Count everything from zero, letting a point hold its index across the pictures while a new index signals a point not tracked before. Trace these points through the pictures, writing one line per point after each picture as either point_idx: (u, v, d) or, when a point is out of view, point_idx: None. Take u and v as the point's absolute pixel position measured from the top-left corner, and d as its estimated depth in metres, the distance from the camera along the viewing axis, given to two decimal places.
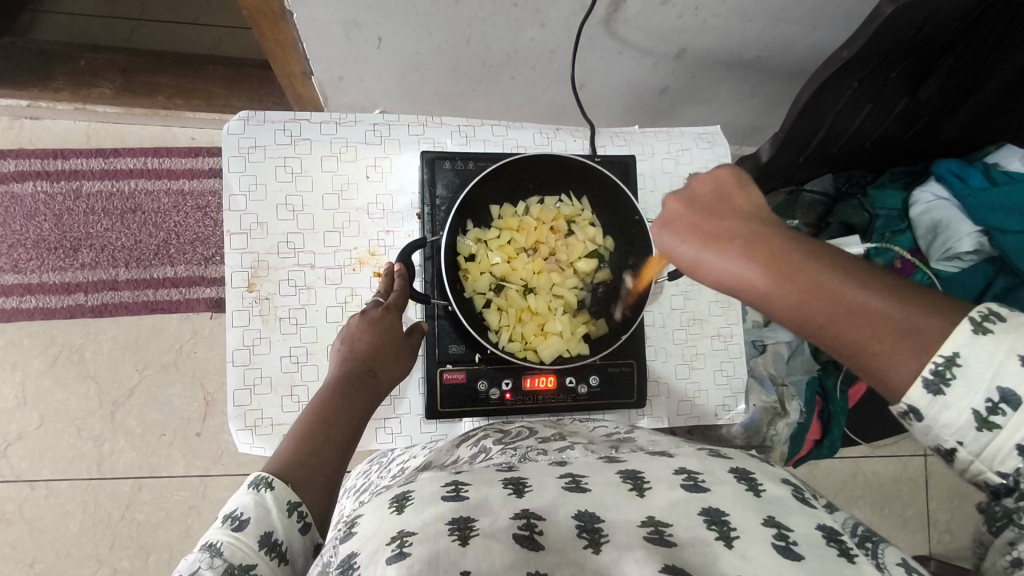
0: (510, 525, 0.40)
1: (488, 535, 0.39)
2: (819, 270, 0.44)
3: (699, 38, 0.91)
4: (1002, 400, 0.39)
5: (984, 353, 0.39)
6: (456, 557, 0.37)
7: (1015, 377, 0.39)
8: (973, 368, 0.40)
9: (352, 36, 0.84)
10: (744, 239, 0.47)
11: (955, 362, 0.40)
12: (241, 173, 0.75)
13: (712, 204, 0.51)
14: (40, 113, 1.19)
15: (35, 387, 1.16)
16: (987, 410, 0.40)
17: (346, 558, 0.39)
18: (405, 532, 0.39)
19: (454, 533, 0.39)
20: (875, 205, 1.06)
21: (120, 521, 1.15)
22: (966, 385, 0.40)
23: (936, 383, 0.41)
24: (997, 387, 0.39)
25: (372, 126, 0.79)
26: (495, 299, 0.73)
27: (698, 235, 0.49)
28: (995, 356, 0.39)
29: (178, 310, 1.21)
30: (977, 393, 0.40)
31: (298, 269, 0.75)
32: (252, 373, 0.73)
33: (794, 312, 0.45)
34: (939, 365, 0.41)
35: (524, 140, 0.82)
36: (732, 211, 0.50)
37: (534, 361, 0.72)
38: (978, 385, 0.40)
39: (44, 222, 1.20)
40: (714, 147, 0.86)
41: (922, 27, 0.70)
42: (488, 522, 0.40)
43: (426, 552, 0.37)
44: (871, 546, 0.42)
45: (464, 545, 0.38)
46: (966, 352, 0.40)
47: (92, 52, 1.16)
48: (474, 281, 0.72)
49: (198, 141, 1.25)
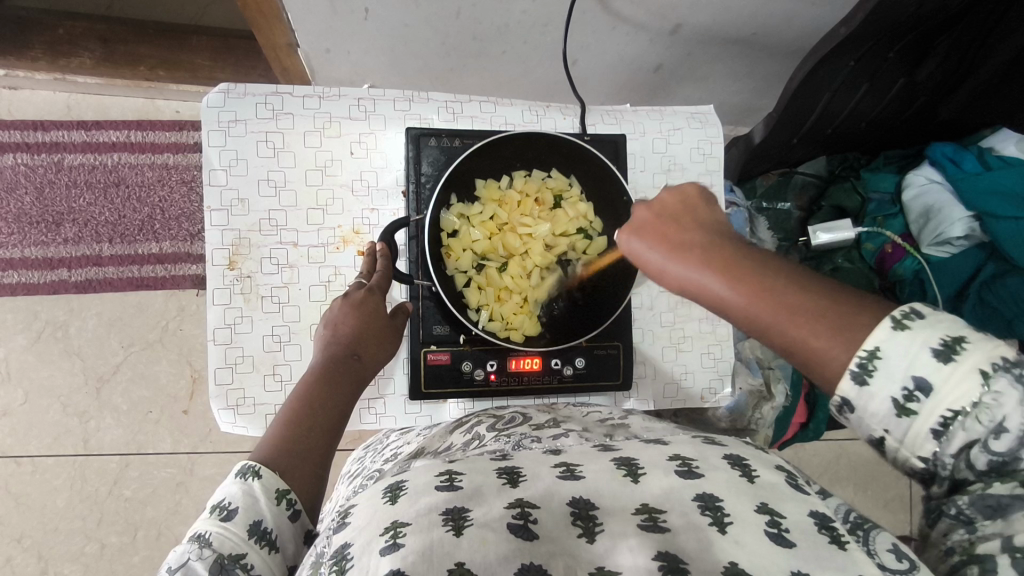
0: (504, 515, 0.39)
1: (482, 525, 0.38)
2: (763, 274, 0.45)
3: (695, 14, 0.88)
4: (917, 389, 0.39)
5: (901, 346, 0.39)
6: (450, 548, 0.36)
7: (929, 367, 0.38)
8: (892, 361, 0.39)
9: (338, 7, 0.82)
10: (701, 248, 0.48)
11: (876, 356, 0.40)
12: (221, 148, 0.73)
13: (679, 211, 0.52)
14: (19, 83, 1.16)
15: (20, 362, 1.15)
16: (904, 398, 0.39)
17: (339, 549, 0.39)
18: (399, 523, 0.38)
19: (448, 523, 0.38)
20: (868, 187, 1.05)
21: (108, 497, 1.15)
22: (887, 377, 0.39)
23: (861, 375, 0.40)
24: (913, 378, 0.39)
25: (356, 101, 0.77)
26: (475, 277, 0.72)
27: (662, 244, 0.50)
28: (910, 349, 0.39)
29: (164, 286, 1.20)
30: (894, 384, 0.39)
31: (279, 246, 0.74)
32: (233, 352, 0.72)
33: (742, 315, 0.45)
34: (863, 359, 0.40)
35: (513, 117, 0.80)
36: (695, 220, 0.51)
37: (515, 341, 0.71)
38: (896, 376, 0.39)
39: (25, 196, 1.18)
40: (705, 127, 0.84)
41: (921, 5, 0.68)
42: (482, 512, 0.39)
43: (420, 543, 0.36)
44: (862, 534, 0.41)
45: (459, 534, 0.37)
46: (886, 346, 0.39)
47: (71, 20, 1.12)
48: (456, 258, 0.71)
49: (182, 114, 1.23)
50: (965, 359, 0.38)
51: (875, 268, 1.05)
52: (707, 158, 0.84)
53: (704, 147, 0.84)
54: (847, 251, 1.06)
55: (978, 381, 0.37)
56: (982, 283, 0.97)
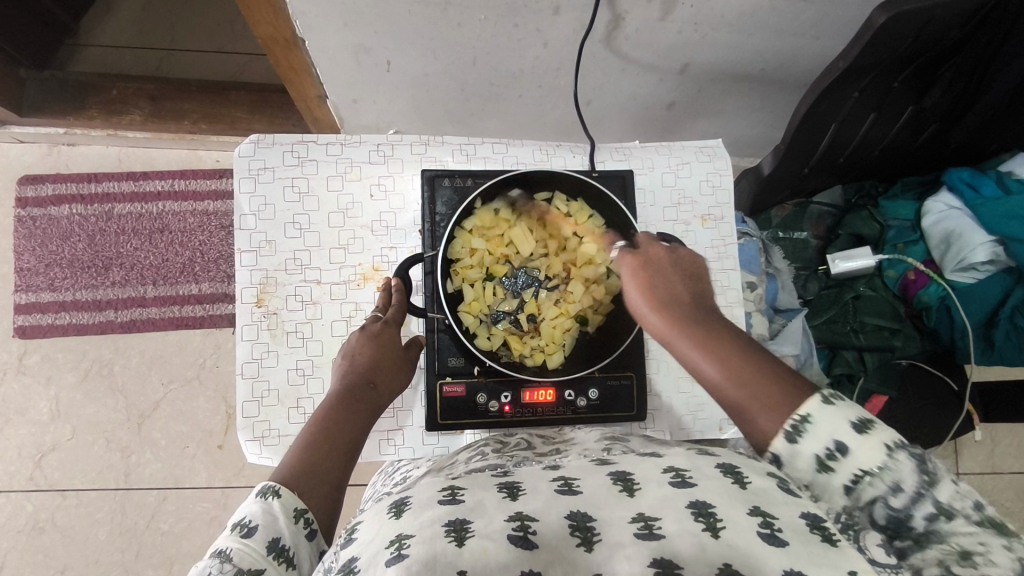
0: (504, 527, 0.40)
1: (483, 535, 0.39)
2: (718, 348, 0.55)
3: (702, 53, 0.91)
4: (837, 450, 0.46)
5: (828, 417, 0.47)
6: (453, 558, 0.38)
7: (849, 434, 0.46)
8: (818, 426, 0.47)
9: (362, 60, 0.87)
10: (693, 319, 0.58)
11: (807, 421, 0.48)
12: (251, 194, 0.78)
13: (678, 286, 0.62)
14: (76, 139, 1.26)
15: (68, 400, 1.22)
16: (826, 456, 0.47)
17: (348, 562, 0.40)
18: (403, 536, 0.40)
19: (450, 534, 0.39)
20: (886, 216, 1.06)
21: (146, 530, 1.18)
22: (814, 440, 0.47)
23: (792, 435, 0.48)
24: (834, 441, 0.47)
25: (376, 146, 0.82)
26: (487, 289, 0.74)
27: (653, 304, 0.60)
28: (834, 420, 0.47)
29: (202, 325, 1.26)
30: (818, 443, 0.47)
31: (304, 284, 0.78)
32: (260, 386, 0.76)
33: (701, 367, 0.55)
34: (795, 423, 0.48)
35: (524, 157, 0.84)
36: (693, 295, 0.61)
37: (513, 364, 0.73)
38: (821, 438, 0.47)
39: (78, 242, 1.27)
40: (714, 160, 0.86)
41: (919, 35, 0.69)
42: (483, 523, 0.40)
43: (424, 553, 0.38)
44: (852, 533, 0.43)
45: (460, 546, 0.39)
46: (816, 415, 0.48)
47: (124, 82, 1.22)
48: (470, 270, 0.73)
49: (222, 163, 1.30)
50: (877, 432, 0.46)
51: (898, 295, 1.06)
52: (717, 191, 0.86)
53: (713, 179, 0.86)
54: (869, 279, 1.06)
55: (885, 451, 0.45)
56: (1012, 307, 0.99)
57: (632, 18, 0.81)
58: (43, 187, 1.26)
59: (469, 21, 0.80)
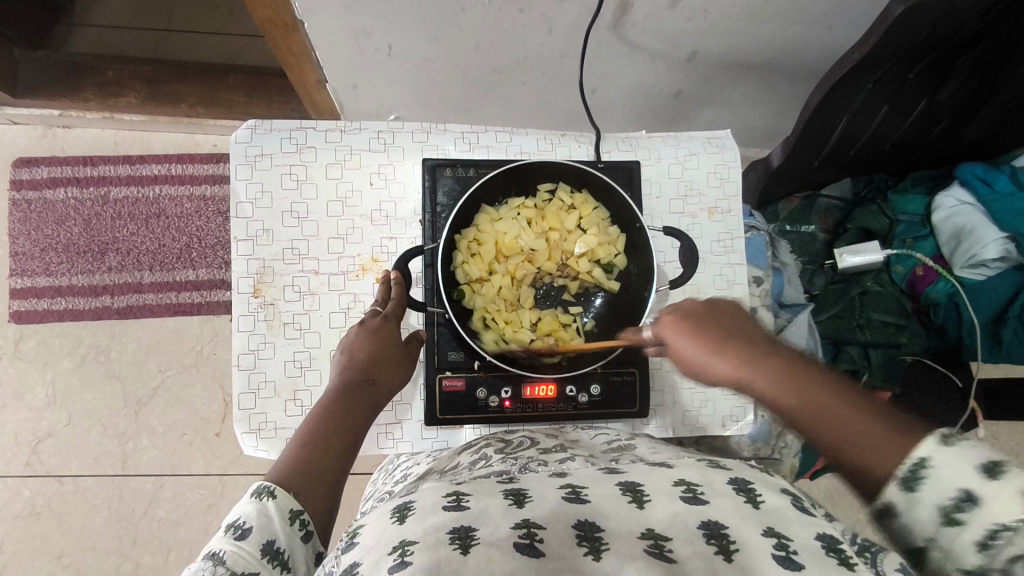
0: (512, 534, 0.39)
1: (490, 543, 0.38)
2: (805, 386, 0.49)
3: (712, 41, 0.89)
4: (965, 500, 0.40)
5: (950, 461, 0.41)
6: (457, 566, 0.36)
7: (975, 481, 0.40)
8: (941, 472, 0.41)
9: (363, 44, 0.85)
10: (746, 347, 0.54)
11: (924, 465, 0.42)
12: (248, 181, 0.76)
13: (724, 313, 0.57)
14: (71, 122, 1.23)
15: (64, 386, 1.21)
16: (952, 508, 0.40)
17: (350, 567, 0.39)
18: (406, 542, 0.38)
19: (454, 542, 0.38)
20: (897, 210, 1.04)
21: (143, 517, 1.18)
22: (935, 487, 0.41)
23: (909, 482, 0.42)
24: (961, 489, 0.40)
25: (376, 134, 0.80)
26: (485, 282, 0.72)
27: (705, 334, 0.55)
28: (959, 464, 0.40)
29: (200, 312, 1.24)
30: (942, 493, 0.41)
31: (301, 275, 0.77)
32: (257, 377, 0.74)
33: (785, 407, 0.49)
34: (911, 467, 0.42)
35: (527, 146, 0.82)
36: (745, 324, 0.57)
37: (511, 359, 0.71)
38: (944, 485, 0.41)
39: (74, 227, 1.25)
40: (722, 152, 0.84)
41: (936, 27, 0.66)
42: (490, 531, 0.39)
43: (428, 560, 0.36)
44: (870, 555, 0.41)
45: (465, 553, 0.37)
46: (935, 457, 0.41)
47: (119, 64, 1.21)
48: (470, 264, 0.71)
49: (219, 148, 1.28)
50: (1013, 478, 0.39)
51: (906, 292, 1.04)
52: (724, 183, 0.84)
53: (721, 171, 0.84)
54: (877, 274, 1.05)
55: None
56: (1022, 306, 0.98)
57: (641, 4, 0.78)
58: (38, 169, 1.24)
59: (472, 5, 0.78)
